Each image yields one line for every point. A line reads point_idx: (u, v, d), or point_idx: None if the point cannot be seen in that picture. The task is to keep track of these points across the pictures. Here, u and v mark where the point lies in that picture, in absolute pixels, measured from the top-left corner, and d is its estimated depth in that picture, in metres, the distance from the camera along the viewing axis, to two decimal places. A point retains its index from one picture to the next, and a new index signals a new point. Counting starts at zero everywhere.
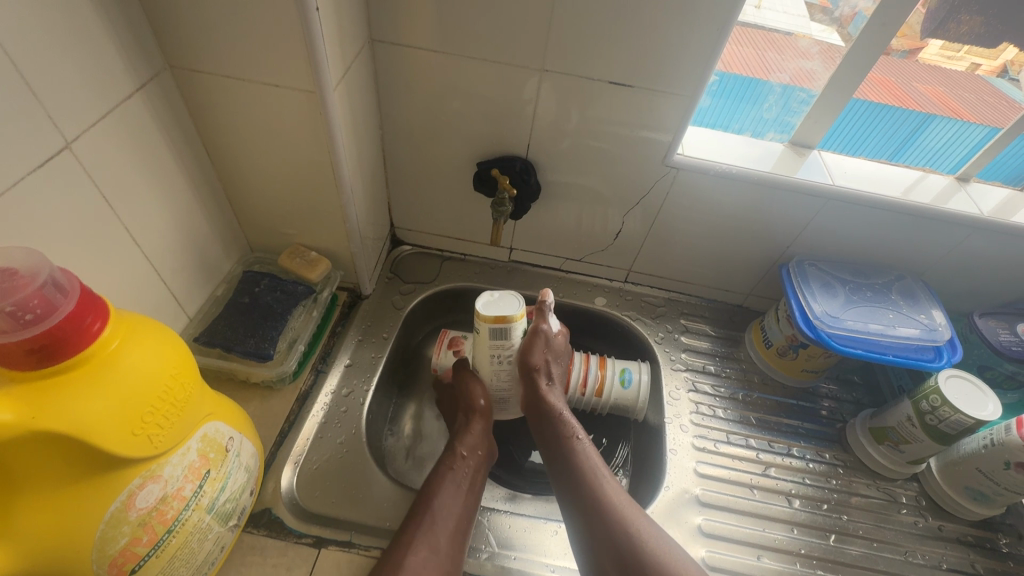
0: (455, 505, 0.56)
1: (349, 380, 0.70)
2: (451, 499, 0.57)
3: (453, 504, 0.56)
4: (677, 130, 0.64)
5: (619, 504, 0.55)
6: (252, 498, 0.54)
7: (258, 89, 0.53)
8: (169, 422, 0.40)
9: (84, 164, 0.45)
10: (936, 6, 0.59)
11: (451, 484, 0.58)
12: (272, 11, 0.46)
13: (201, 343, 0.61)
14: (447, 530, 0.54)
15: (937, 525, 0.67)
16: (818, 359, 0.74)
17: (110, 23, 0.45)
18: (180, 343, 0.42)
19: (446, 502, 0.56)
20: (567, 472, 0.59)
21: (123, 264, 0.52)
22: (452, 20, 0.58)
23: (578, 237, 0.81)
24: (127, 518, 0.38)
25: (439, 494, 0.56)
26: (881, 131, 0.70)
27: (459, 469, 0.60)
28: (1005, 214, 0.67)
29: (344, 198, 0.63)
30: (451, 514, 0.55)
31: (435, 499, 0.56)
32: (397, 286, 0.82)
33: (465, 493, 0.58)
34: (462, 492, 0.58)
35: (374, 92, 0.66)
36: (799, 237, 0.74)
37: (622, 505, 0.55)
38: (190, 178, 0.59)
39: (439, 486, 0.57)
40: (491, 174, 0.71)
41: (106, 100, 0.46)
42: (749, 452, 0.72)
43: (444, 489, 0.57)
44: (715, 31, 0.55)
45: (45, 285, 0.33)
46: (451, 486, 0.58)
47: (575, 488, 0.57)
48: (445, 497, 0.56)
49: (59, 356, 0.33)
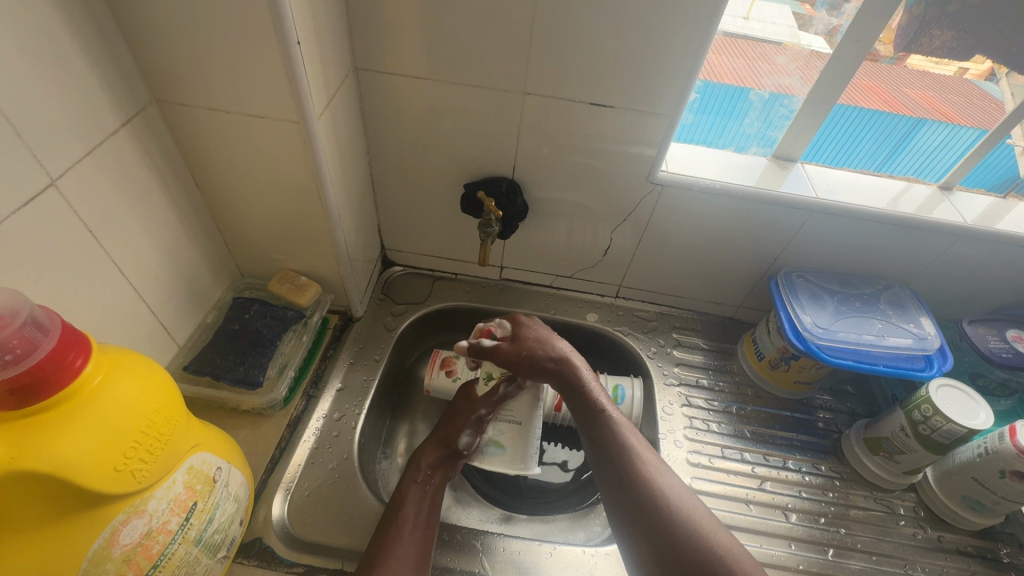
0: (420, 513, 0.58)
1: (342, 404, 0.70)
2: (417, 509, 0.58)
3: (418, 517, 0.57)
4: (660, 146, 0.65)
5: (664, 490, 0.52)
6: (242, 528, 0.53)
7: (243, 121, 0.54)
8: (153, 456, 0.40)
9: (71, 200, 0.46)
10: (907, 20, 0.60)
11: (417, 495, 0.60)
12: (255, 47, 0.47)
13: (190, 371, 0.61)
14: (413, 541, 0.55)
15: (936, 536, 0.67)
16: (810, 370, 0.74)
17: (95, 60, 0.46)
18: (164, 376, 0.42)
19: (409, 513, 0.57)
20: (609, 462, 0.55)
21: (111, 295, 0.52)
22: (434, 47, 0.59)
23: (569, 253, 0.81)
24: (111, 555, 0.38)
25: (406, 506, 0.58)
26: (872, 138, 0.71)
27: (422, 483, 0.62)
28: (989, 222, 0.67)
29: (332, 223, 0.63)
30: (419, 524, 0.57)
31: (402, 509, 0.57)
32: (389, 307, 0.83)
33: (430, 505, 0.60)
34: (427, 503, 0.60)
35: (360, 118, 0.67)
36: (785, 249, 0.74)
37: (662, 481, 0.53)
38: (178, 208, 0.59)
39: (404, 500, 0.58)
40: (477, 195, 0.72)
41: (91, 136, 0.47)
42: (744, 467, 0.71)
43: (410, 502, 0.58)
44: (692, 52, 0.56)
45: (25, 324, 0.33)
46: (417, 498, 0.59)
47: (622, 485, 0.53)
48: (412, 510, 0.57)
49: (43, 394, 0.33)
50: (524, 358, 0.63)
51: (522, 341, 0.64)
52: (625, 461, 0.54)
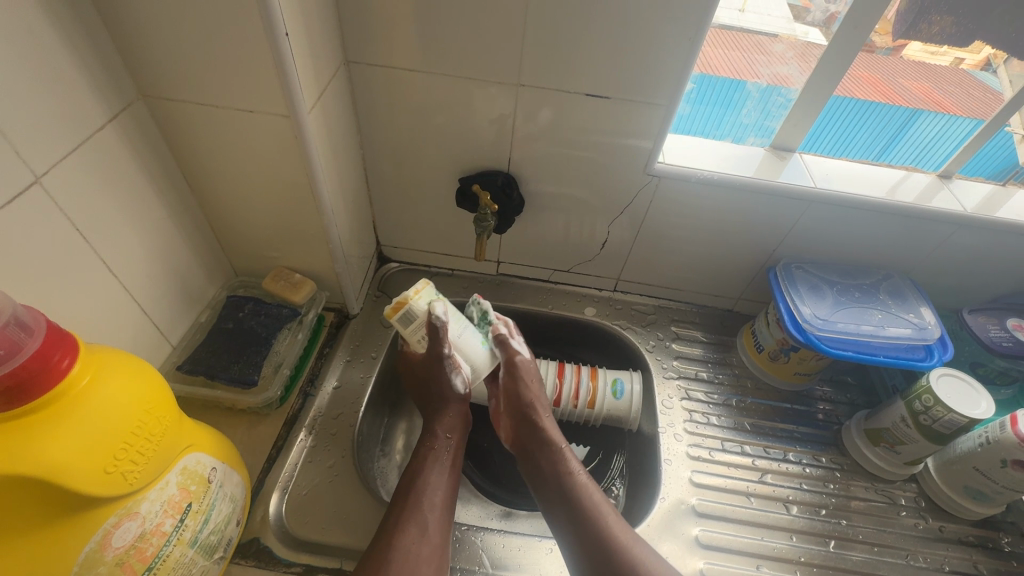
0: (441, 482, 0.58)
1: (338, 402, 0.69)
2: (437, 477, 0.59)
3: (440, 480, 0.59)
4: (657, 137, 0.64)
5: (614, 526, 0.55)
6: (239, 529, 0.52)
7: (233, 116, 0.53)
8: (144, 457, 0.39)
9: (56, 198, 0.45)
10: (906, 7, 0.59)
11: (435, 464, 0.60)
12: (243, 40, 0.46)
13: (184, 371, 0.61)
14: (435, 512, 0.55)
15: (937, 526, 0.66)
16: (810, 361, 0.74)
17: (78, 55, 0.45)
18: (155, 376, 0.41)
19: (431, 480, 0.58)
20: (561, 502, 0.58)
21: (101, 295, 0.51)
22: (426, 39, 0.58)
23: (566, 247, 0.80)
24: (103, 558, 0.37)
25: (423, 476, 0.58)
26: (871, 127, 0.70)
27: (437, 451, 0.62)
28: (989, 210, 0.67)
29: (326, 219, 0.62)
30: (438, 491, 0.57)
31: (428, 479, 0.58)
32: (385, 304, 0.82)
33: (450, 471, 0.60)
34: (447, 470, 0.60)
35: (352, 112, 0.66)
36: (784, 240, 0.74)
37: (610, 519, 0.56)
38: (169, 205, 0.59)
39: (426, 468, 0.59)
40: (472, 189, 0.71)
41: (76, 133, 0.46)
42: (745, 459, 0.71)
43: (431, 471, 0.59)
44: (688, 41, 0.55)
45: (8, 325, 0.33)
46: (435, 468, 0.60)
47: (571, 511, 0.57)
48: (434, 476, 0.59)
49: (29, 396, 0.33)
50: (508, 392, 0.66)
51: (516, 375, 0.66)
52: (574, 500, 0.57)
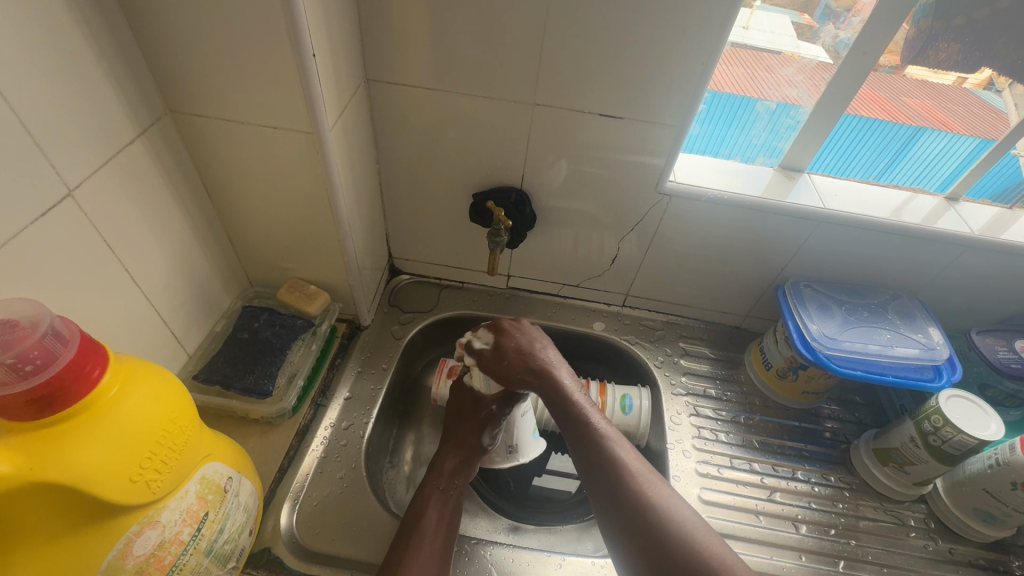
0: (439, 524, 0.57)
1: (349, 413, 0.69)
2: (437, 517, 0.58)
3: (439, 521, 0.57)
4: (668, 155, 0.65)
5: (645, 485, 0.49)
6: (251, 538, 0.53)
7: (256, 131, 0.54)
8: (166, 466, 0.40)
9: (86, 210, 0.46)
10: (916, 32, 0.60)
11: (437, 504, 0.59)
12: (270, 61, 0.48)
13: (200, 380, 0.61)
14: (434, 547, 0.55)
15: (947, 549, 0.66)
16: (817, 380, 0.74)
17: (112, 73, 0.47)
18: (179, 386, 0.42)
19: (431, 522, 0.57)
20: (596, 470, 0.51)
21: (123, 304, 0.52)
22: (445, 60, 0.60)
23: (576, 262, 0.81)
24: (124, 566, 0.38)
25: (425, 514, 0.57)
26: (875, 147, 0.71)
27: (442, 489, 0.61)
28: (995, 232, 0.68)
29: (342, 232, 0.64)
30: (439, 534, 0.56)
31: (425, 516, 0.57)
32: (396, 316, 0.83)
33: (450, 511, 0.59)
34: (447, 511, 0.59)
35: (369, 128, 0.67)
36: (793, 259, 0.75)
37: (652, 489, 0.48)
38: (190, 216, 0.60)
39: (426, 505, 0.58)
40: (486, 205, 0.72)
41: (107, 147, 0.47)
42: (753, 477, 0.71)
43: (432, 509, 0.58)
44: (701, 64, 0.57)
45: (45, 335, 0.34)
46: (437, 505, 0.59)
47: (619, 506, 0.48)
48: (433, 515, 0.57)
49: (60, 405, 0.33)
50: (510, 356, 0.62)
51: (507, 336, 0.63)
52: (630, 496, 0.48)
